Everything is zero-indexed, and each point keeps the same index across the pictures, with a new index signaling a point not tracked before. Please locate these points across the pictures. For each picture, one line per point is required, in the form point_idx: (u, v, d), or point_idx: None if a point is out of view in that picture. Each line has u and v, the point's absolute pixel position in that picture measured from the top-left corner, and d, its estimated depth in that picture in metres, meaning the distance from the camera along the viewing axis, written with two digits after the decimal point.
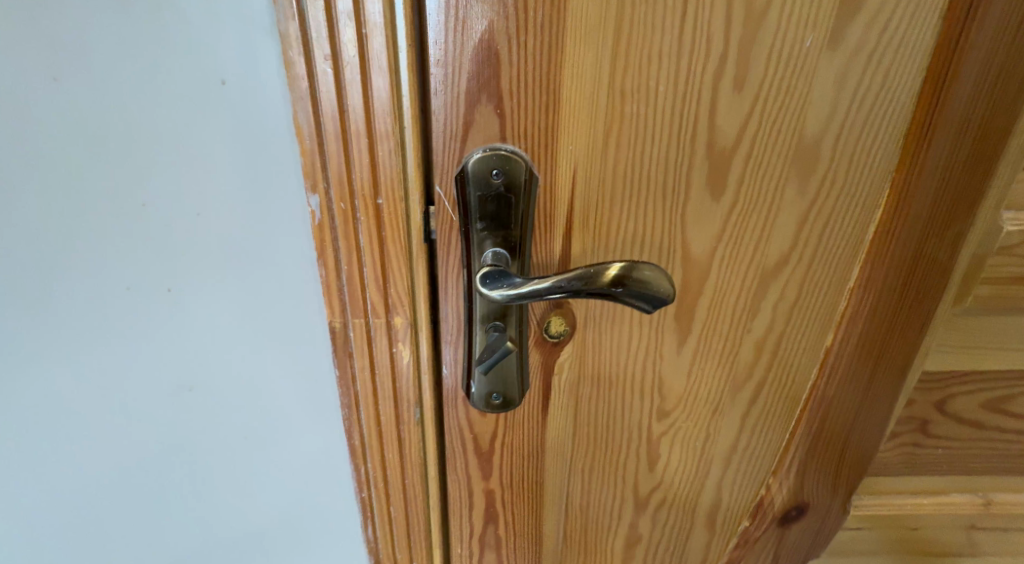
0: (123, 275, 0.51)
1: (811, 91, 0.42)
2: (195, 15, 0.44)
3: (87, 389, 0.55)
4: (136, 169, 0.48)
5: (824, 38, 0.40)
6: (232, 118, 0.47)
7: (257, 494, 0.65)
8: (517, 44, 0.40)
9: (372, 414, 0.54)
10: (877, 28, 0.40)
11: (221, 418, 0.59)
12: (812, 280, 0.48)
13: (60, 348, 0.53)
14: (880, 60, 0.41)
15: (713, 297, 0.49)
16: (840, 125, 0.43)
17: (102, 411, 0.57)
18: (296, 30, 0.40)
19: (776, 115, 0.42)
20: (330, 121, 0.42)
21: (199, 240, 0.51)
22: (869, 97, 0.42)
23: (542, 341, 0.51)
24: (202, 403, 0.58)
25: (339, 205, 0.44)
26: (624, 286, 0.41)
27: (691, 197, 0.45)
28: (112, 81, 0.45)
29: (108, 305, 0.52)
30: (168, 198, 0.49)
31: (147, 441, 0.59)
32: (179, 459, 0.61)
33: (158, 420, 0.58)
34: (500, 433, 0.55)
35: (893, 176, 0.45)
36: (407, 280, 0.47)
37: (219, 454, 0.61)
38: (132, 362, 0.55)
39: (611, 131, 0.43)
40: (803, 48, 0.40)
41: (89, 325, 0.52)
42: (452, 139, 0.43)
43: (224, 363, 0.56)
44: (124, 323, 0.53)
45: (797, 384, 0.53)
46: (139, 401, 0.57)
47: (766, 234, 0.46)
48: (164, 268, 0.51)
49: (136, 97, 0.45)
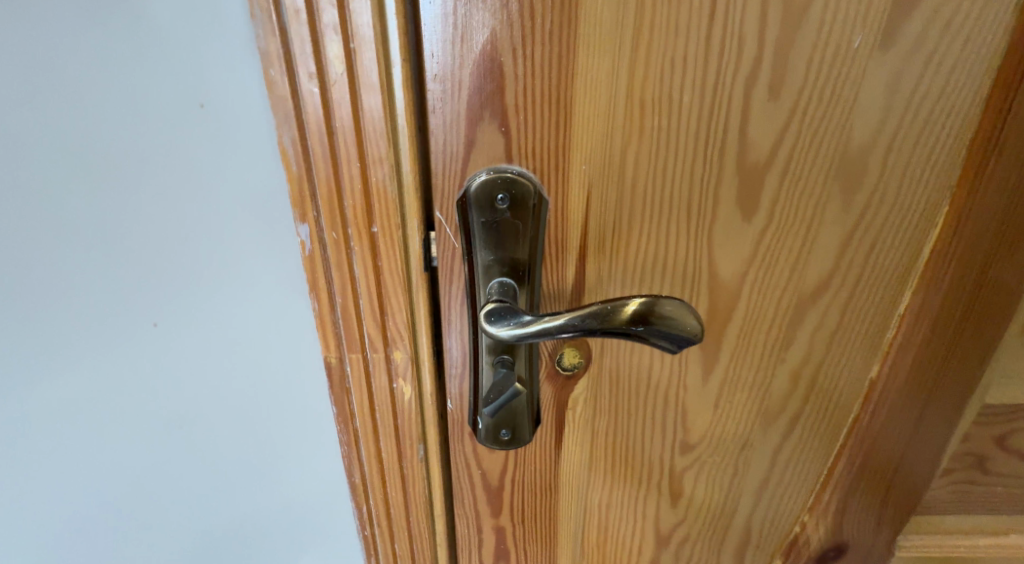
0: (102, 313, 0.47)
1: (859, 97, 0.37)
2: (171, 35, 0.40)
3: (68, 433, 0.51)
4: (117, 199, 0.44)
5: (876, 36, 0.36)
6: (213, 144, 0.43)
7: (253, 534, 0.60)
8: (522, 54, 0.36)
9: (373, 450, 0.50)
10: (937, 26, 0.36)
11: (214, 456, 0.55)
12: (857, 304, 0.44)
13: (44, 391, 0.49)
14: (941, 61, 0.37)
15: (744, 324, 0.44)
16: (892, 135, 0.38)
17: (86, 455, 0.53)
18: (278, 46, 0.36)
19: (820, 123, 0.38)
20: (317, 144, 0.38)
21: (185, 270, 0.47)
22: (925, 105, 0.38)
23: (554, 374, 0.47)
24: (196, 441, 0.54)
25: (330, 233, 0.41)
26: (646, 324, 0.37)
27: (719, 216, 0.40)
28: (84, 104, 0.41)
29: (88, 344, 0.48)
30: (149, 229, 0.45)
31: (137, 483, 0.55)
32: (174, 500, 0.57)
33: (147, 461, 0.54)
34: (510, 470, 0.51)
35: (953, 193, 0.40)
36: (406, 313, 0.43)
37: (212, 495, 0.57)
38: (120, 402, 0.51)
39: (629, 146, 0.38)
40: (851, 49, 0.36)
41: (72, 367, 0.49)
42: (453, 161, 0.39)
43: (216, 400, 0.52)
44: (108, 361, 0.49)
45: (837, 418, 0.48)
46: (126, 443, 0.53)
47: (805, 257, 0.42)
48: (147, 303, 0.47)
49: (111, 121, 0.42)
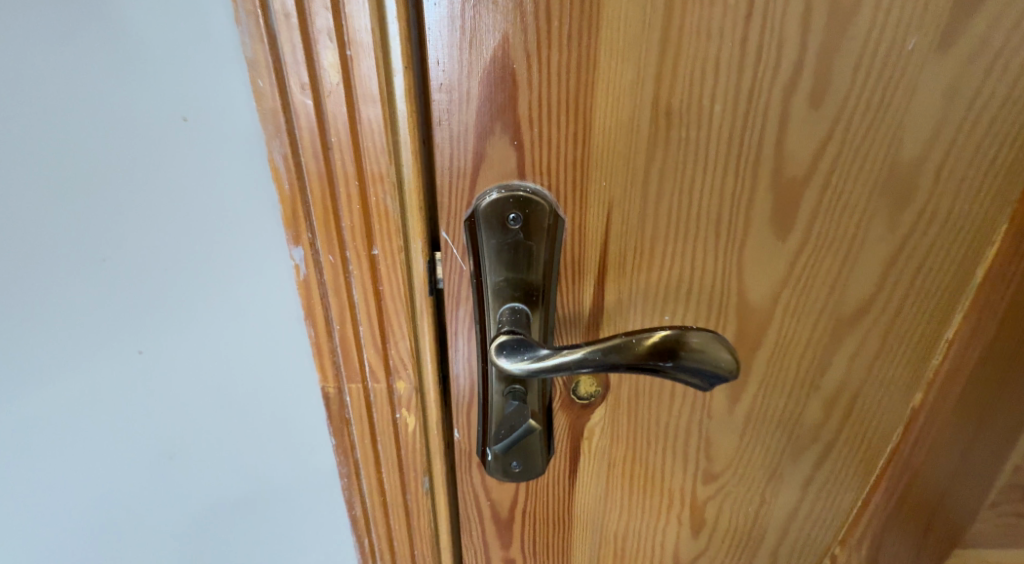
0: (93, 340, 0.43)
1: (911, 105, 0.34)
2: (153, 41, 0.37)
3: (54, 469, 0.47)
4: (106, 212, 0.40)
5: (932, 38, 0.32)
6: (195, 157, 0.39)
7: (253, 548, 0.54)
8: (538, 60, 0.33)
9: (375, 483, 0.47)
10: (1000, 28, 0.33)
11: (210, 474, 0.50)
12: (900, 327, 0.40)
13: (40, 416, 0.44)
14: (1004, 66, 0.33)
15: (774, 351, 0.41)
16: (945, 147, 0.35)
17: (81, 487, 0.48)
18: (266, 54, 0.32)
19: (867, 133, 0.34)
20: (311, 160, 0.35)
21: (179, 290, 0.43)
22: (984, 114, 0.34)
23: (569, 404, 0.44)
24: (194, 473, 0.50)
25: (327, 256, 0.37)
26: (673, 359, 0.33)
27: (751, 234, 0.37)
28: (73, 109, 0.37)
29: (71, 369, 0.43)
30: (145, 244, 0.41)
31: (137, 517, 0.50)
32: (173, 534, 0.52)
33: (140, 495, 0.49)
34: (522, 502, 0.48)
35: (1014, 208, 0.37)
36: (410, 341, 0.40)
37: (206, 517, 0.52)
38: (117, 431, 0.46)
39: (654, 160, 0.35)
40: (904, 51, 0.33)
41: (71, 389, 0.44)
42: (460, 178, 0.35)
43: (214, 427, 0.48)
44: (106, 386, 0.45)
45: (874, 447, 0.45)
46: (123, 473, 0.48)
47: (845, 278, 0.38)
48: (139, 325, 0.43)
49: (102, 128, 0.38)
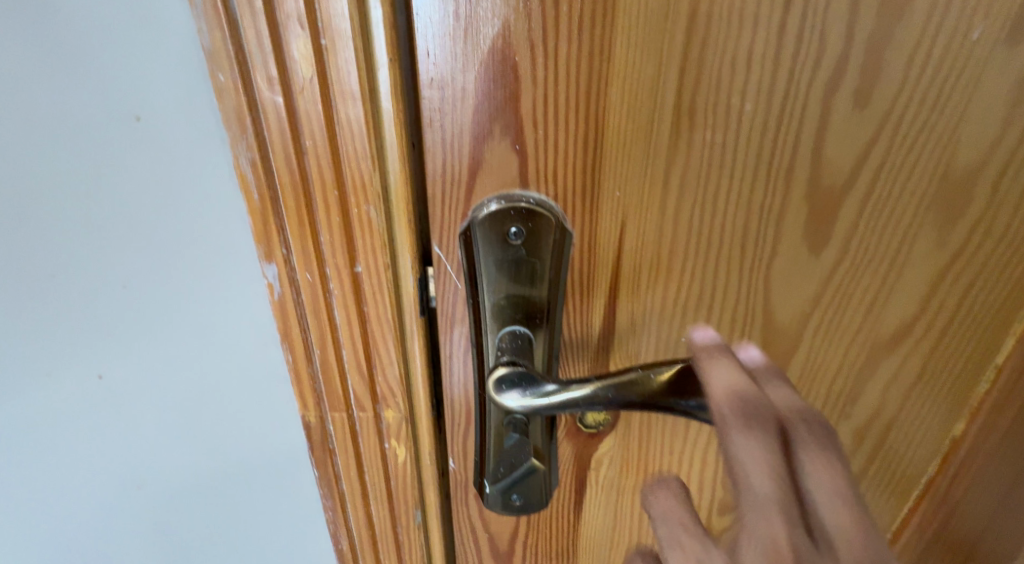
0: (62, 367, 0.38)
1: (969, 106, 0.30)
2: (80, 19, 0.29)
3: (42, 486, 0.42)
4: (114, 216, 0.34)
5: (998, 29, 0.29)
6: (152, 164, 0.33)
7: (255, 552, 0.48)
8: (544, 54, 0.29)
9: (362, 516, 0.43)
10: None
11: (208, 491, 0.44)
12: (946, 348, 0.37)
13: (31, 428, 0.39)
14: None
15: (803, 376, 0.37)
16: (1007, 154, 0.32)
17: (75, 501, 0.43)
18: (227, 44, 0.28)
19: (920, 135, 0.31)
20: (282, 166, 0.30)
21: (175, 308, 0.37)
22: None
23: (575, 432, 0.40)
24: (182, 501, 0.44)
25: (304, 275, 0.33)
26: (696, 397, 0.29)
27: (780, 249, 0.33)
28: (56, 108, 0.31)
29: (72, 382, 0.38)
30: (146, 254, 0.35)
31: (135, 532, 0.45)
32: (174, 546, 0.47)
33: (135, 515, 0.44)
34: (522, 534, 0.43)
35: None
36: (399, 367, 0.36)
37: (196, 538, 0.47)
38: (104, 455, 0.41)
39: (673, 167, 0.31)
40: (965, 44, 0.29)
41: (76, 407, 0.39)
42: (455, 186, 0.31)
43: (197, 454, 0.43)
44: (107, 403, 0.39)
45: (907, 475, 0.41)
46: (120, 489, 0.43)
47: (884, 298, 0.35)
48: (149, 338, 0.38)
49: (87, 128, 0.31)
